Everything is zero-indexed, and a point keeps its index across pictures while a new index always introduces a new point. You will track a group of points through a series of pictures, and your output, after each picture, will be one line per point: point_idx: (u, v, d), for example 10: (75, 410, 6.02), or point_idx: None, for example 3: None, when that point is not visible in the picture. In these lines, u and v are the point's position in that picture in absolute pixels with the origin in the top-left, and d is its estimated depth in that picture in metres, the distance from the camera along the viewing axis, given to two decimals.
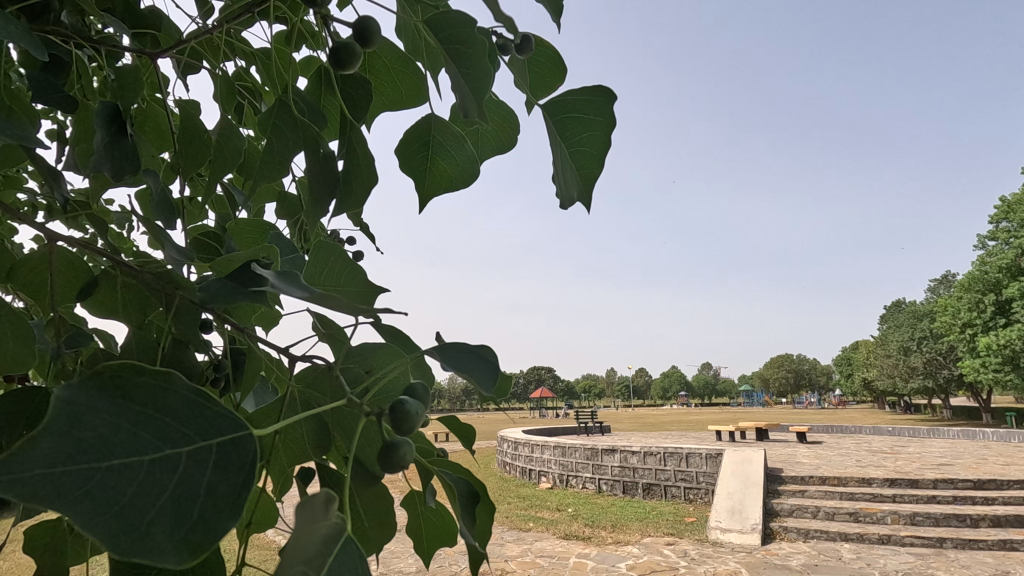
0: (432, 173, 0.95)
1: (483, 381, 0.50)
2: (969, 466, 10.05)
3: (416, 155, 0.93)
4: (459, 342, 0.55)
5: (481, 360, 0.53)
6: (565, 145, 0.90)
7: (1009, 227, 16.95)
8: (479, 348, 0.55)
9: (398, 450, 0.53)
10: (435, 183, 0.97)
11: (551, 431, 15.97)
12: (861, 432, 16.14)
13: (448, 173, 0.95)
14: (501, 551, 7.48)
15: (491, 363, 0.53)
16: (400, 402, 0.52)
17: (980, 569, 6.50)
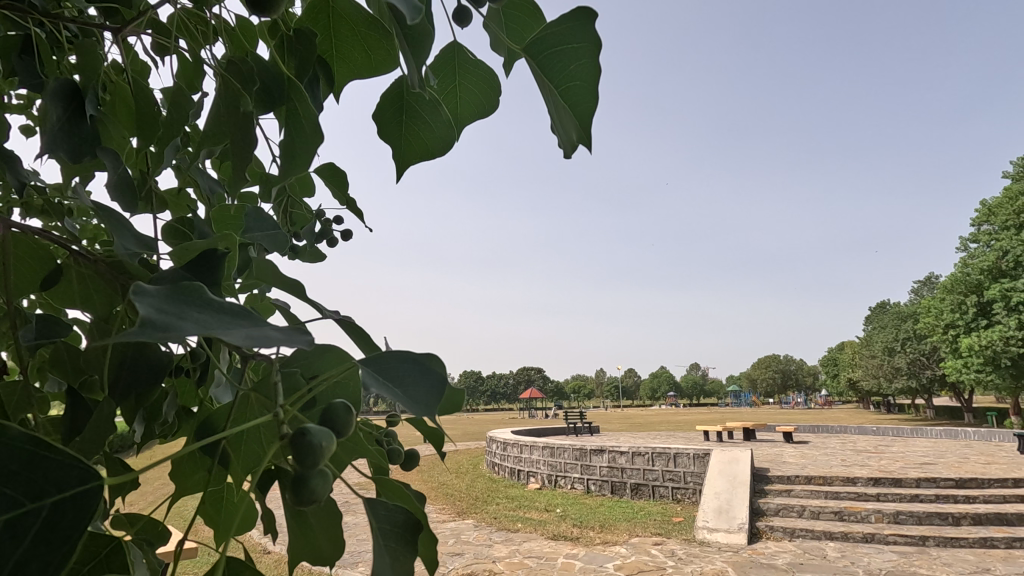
0: (409, 142, 0.90)
1: (411, 404, 0.50)
2: (950, 465, 10.20)
3: (391, 121, 0.88)
4: (403, 352, 0.55)
5: (424, 375, 0.54)
6: (548, 83, 0.73)
7: (991, 230, 17.22)
8: (423, 361, 0.55)
9: (310, 481, 0.54)
10: (413, 152, 0.92)
11: (540, 431, 15.98)
12: (846, 432, 16.31)
13: (426, 143, 0.90)
14: (489, 553, 7.46)
15: (433, 380, 0.54)
16: (307, 432, 0.51)
17: (961, 567, 6.59)
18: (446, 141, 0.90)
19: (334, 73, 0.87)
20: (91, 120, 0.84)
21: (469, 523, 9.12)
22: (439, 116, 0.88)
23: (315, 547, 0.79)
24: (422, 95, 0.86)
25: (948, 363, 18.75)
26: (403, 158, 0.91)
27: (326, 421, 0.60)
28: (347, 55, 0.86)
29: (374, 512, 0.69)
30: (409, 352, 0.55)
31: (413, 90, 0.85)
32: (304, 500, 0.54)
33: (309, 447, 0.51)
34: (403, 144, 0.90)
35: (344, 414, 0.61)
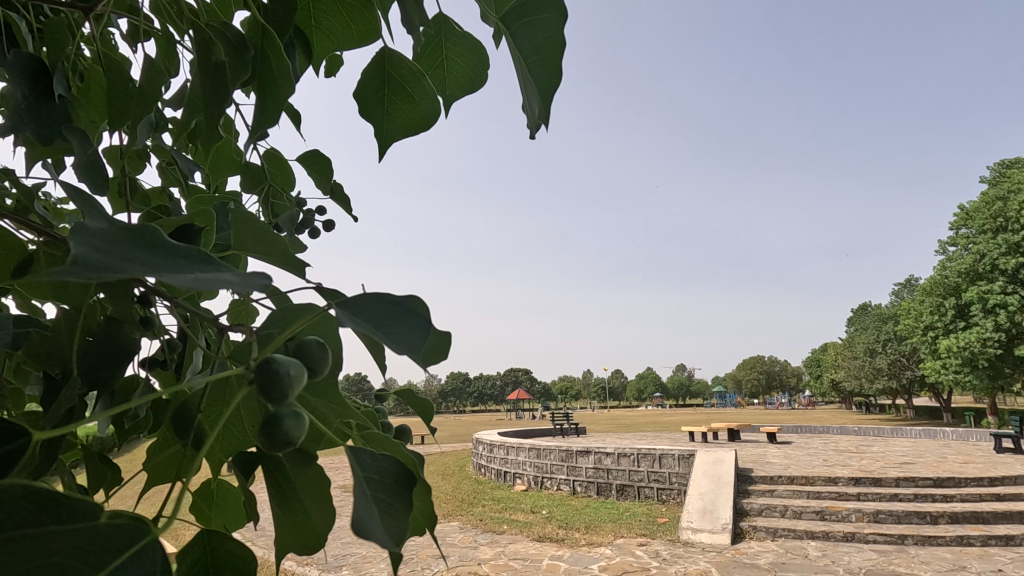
0: (391, 114, 0.90)
1: (398, 339, 0.49)
2: (929, 464, 10.38)
3: (373, 93, 0.88)
4: (382, 293, 0.53)
5: (405, 314, 0.52)
6: (528, 54, 0.78)
7: (968, 233, 17.55)
8: (404, 300, 0.54)
9: (281, 419, 0.53)
10: (395, 126, 0.92)
11: (526, 433, 15.98)
12: (829, 432, 16.52)
13: (408, 116, 0.90)
14: (474, 555, 7.44)
15: (418, 319, 0.53)
16: (273, 359, 0.51)
17: (938, 565, 6.70)
18: (431, 118, 0.90)
19: (317, 41, 0.90)
20: (59, 101, 0.83)
21: (455, 525, 9.10)
22: (424, 91, 0.88)
23: (306, 522, 0.74)
24: (406, 66, 0.86)
25: (928, 364, 19.08)
26: (383, 136, 0.92)
27: (300, 353, 0.60)
28: (330, 22, 0.88)
29: (360, 462, 0.61)
30: (388, 297, 0.53)
31: (397, 61, 0.85)
32: (278, 443, 0.53)
33: (275, 377, 0.50)
34: (385, 121, 0.91)
35: (318, 352, 0.61)
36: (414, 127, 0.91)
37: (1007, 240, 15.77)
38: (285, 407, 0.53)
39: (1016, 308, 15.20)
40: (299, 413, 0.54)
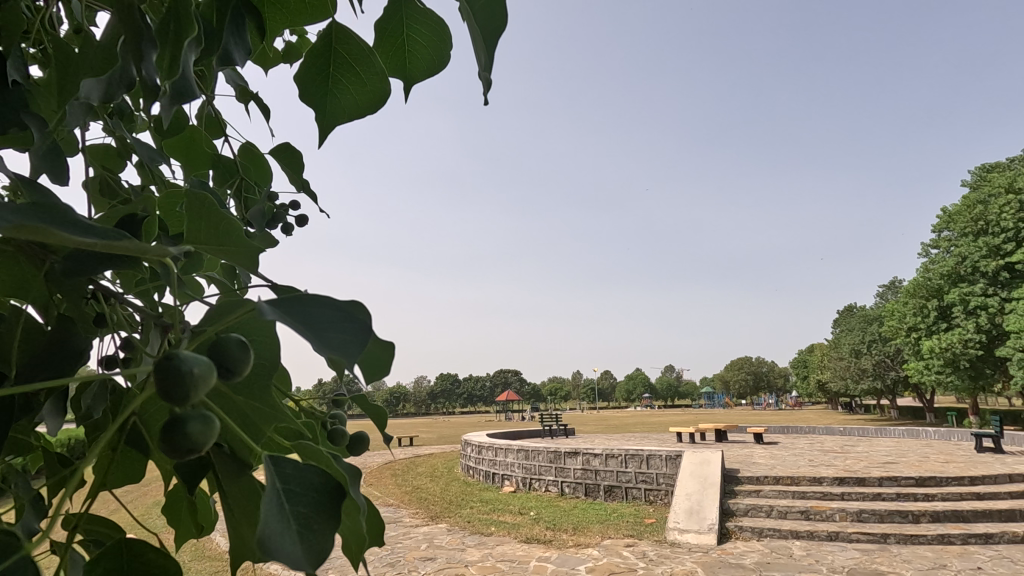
0: (336, 95, 0.91)
1: (347, 349, 0.52)
2: (911, 464, 10.53)
3: (317, 70, 0.88)
4: (328, 299, 0.57)
5: (350, 321, 0.55)
6: (475, 26, 0.79)
7: (951, 236, 17.82)
8: (349, 306, 0.57)
9: (187, 425, 0.53)
10: (340, 104, 0.92)
11: (515, 435, 15.98)
12: (814, 432, 16.68)
13: (352, 94, 0.91)
14: (462, 557, 7.42)
15: (359, 325, 0.55)
16: (180, 362, 0.49)
17: (920, 563, 6.79)
18: (380, 99, 0.91)
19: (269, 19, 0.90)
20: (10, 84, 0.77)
21: (442, 527, 9.07)
22: (372, 69, 0.88)
23: (243, 536, 0.74)
24: (353, 46, 0.86)
25: (911, 365, 19.35)
26: (329, 116, 0.93)
27: (217, 357, 0.58)
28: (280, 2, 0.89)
29: (278, 472, 0.57)
30: (333, 299, 0.56)
31: (345, 36, 0.85)
32: (184, 450, 0.53)
33: (177, 373, 0.49)
34: (330, 102, 0.92)
35: (237, 352, 0.59)
36: (363, 106, 0.92)
37: (988, 243, 16.03)
38: (194, 413, 0.54)
39: (996, 310, 15.46)
40: (215, 421, 0.55)
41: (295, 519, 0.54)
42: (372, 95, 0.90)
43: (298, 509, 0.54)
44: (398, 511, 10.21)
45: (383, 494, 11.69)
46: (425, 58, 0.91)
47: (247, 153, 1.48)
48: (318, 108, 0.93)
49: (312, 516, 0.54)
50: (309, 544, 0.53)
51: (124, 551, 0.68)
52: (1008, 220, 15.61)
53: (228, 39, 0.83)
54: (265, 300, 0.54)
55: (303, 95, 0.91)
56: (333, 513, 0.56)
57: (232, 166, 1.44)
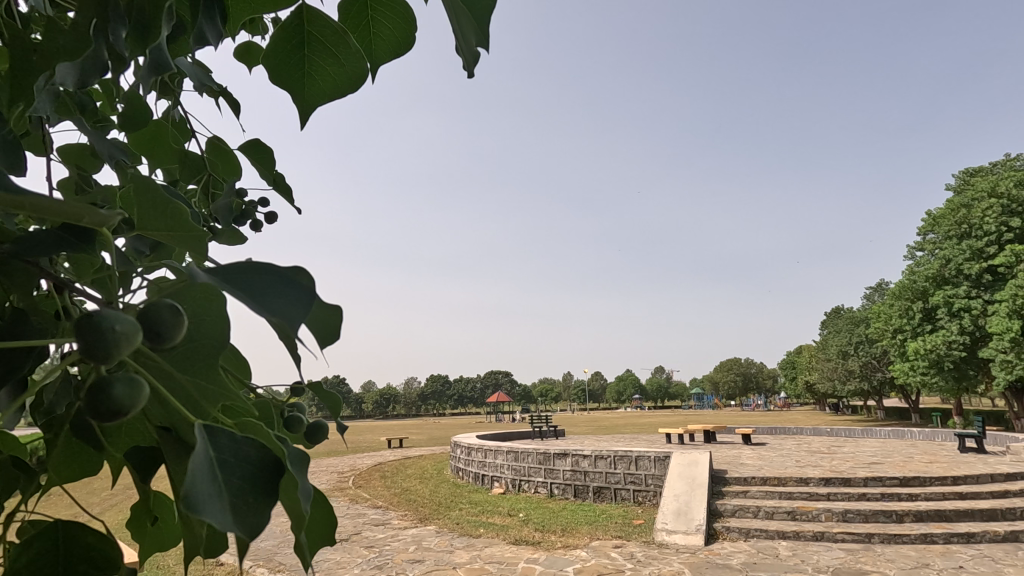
0: (312, 78, 0.91)
1: (289, 311, 0.54)
2: (895, 464, 10.66)
3: (291, 55, 0.88)
4: (269, 268, 0.59)
5: (290, 286, 0.57)
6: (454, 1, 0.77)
7: (935, 239, 18.05)
8: (290, 273, 0.59)
9: (115, 389, 0.54)
10: (318, 88, 0.93)
11: (505, 436, 15.98)
12: (802, 433, 16.82)
13: (330, 76, 0.91)
14: (450, 559, 7.41)
15: (298, 290, 0.58)
16: (105, 323, 0.52)
17: (903, 563, 6.87)
18: (355, 80, 0.92)
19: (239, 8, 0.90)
20: None
21: (431, 529, 9.04)
22: (345, 50, 0.88)
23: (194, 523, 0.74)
24: (326, 28, 0.86)
25: (897, 367, 19.57)
26: (307, 101, 0.94)
27: (146, 322, 0.58)
28: None
29: (212, 442, 0.57)
30: (271, 268, 0.59)
31: (318, 19, 0.85)
32: (110, 412, 0.54)
33: (97, 331, 0.51)
34: (305, 86, 0.92)
35: (170, 318, 0.59)
36: (339, 90, 0.93)
37: (971, 246, 16.25)
38: (124, 379, 0.55)
39: (979, 312, 15.68)
40: (144, 385, 0.56)
41: (227, 490, 0.53)
42: (347, 75, 0.91)
43: (231, 482, 0.54)
44: (387, 513, 10.17)
45: (372, 496, 11.63)
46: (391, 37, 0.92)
47: (218, 150, 1.49)
48: (296, 93, 0.94)
49: (244, 490, 0.54)
50: (240, 516, 0.53)
51: (59, 535, 0.72)
52: (991, 223, 15.83)
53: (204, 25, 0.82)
54: (204, 269, 0.58)
55: (277, 79, 0.92)
56: (269, 489, 0.56)
57: (200, 162, 1.47)
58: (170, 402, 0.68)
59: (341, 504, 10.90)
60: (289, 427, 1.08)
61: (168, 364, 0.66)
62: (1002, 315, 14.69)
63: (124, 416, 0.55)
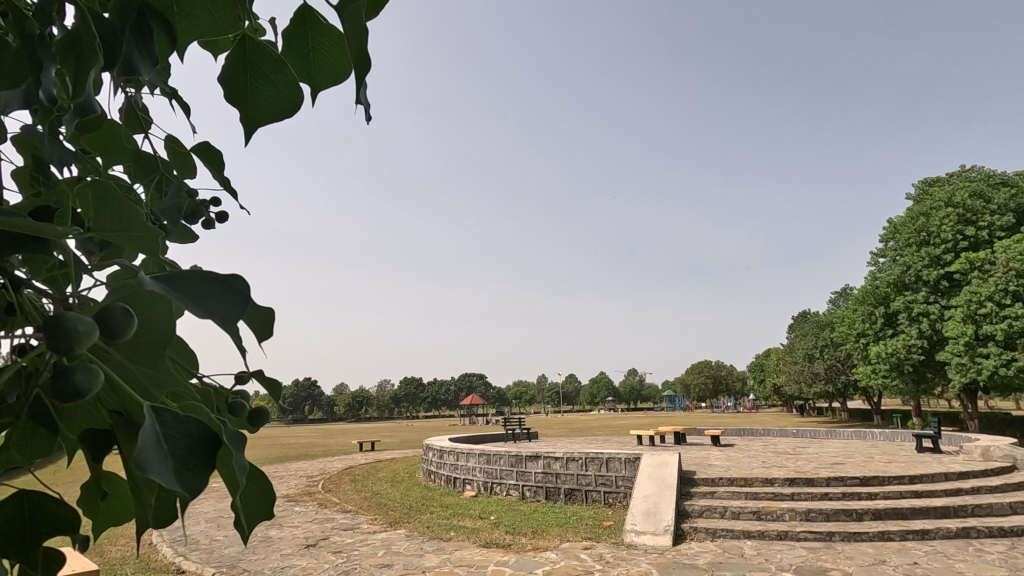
0: (253, 104, 0.92)
1: (226, 314, 0.57)
2: (857, 464, 10.98)
3: (235, 78, 0.89)
4: (212, 274, 0.60)
5: (230, 289, 0.59)
6: None
7: (896, 246, 18.66)
8: (228, 277, 0.60)
9: (73, 377, 0.60)
10: (258, 113, 0.93)
11: (478, 439, 15.94)
12: (769, 434, 17.21)
13: (269, 101, 0.92)
14: (419, 562, 7.36)
15: (238, 294, 0.59)
16: (67, 323, 0.59)
17: (861, 559, 7.09)
18: (291, 104, 0.93)
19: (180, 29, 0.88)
20: None
21: (401, 533, 8.96)
22: (283, 76, 0.90)
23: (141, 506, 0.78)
24: (266, 56, 0.88)
25: (860, 370, 20.16)
26: (251, 120, 0.93)
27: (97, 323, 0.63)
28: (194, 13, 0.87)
29: (159, 421, 0.57)
30: (214, 273, 0.60)
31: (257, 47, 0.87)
32: (69, 396, 0.60)
33: (64, 332, 0.59)
34: (249, 104, 0.92)
35: (124, 318, 0.63)
36: (277, 113, 0.94)
37: (930, 253, 16.85)
38: (83, 367, 0.61)
39: (937, 317, 16.27)
40: (96, 374, 0.61)
41: (172, 460, 0.54)
42: (283, 99, 0.92)
43: (177, 452, 0.54)
44: (357, 517, 10.04)
45: (341, 500, 11.48)
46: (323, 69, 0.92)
47: (174, 149, 1.49)
48: (242, 111, 0.93)
49: (190, 453, 0.54)
50: (183, 479, 0.53)
51: (23, 508, 0.81)
52: (948, 232, 16.46)
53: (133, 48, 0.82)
54: (150, 276, 0.59)
55: (227, 97, 0.90)
56: (210, 458, 0.55)
57: (152, 163, 1.42)
58: (115, 390, 0.68)
59: (309, 508, 10.72)
60: (232, 413, 1.11)
61: (123, 354, 0.67)
62: (957, 320, 15.26)
63: (83, 398, 0.61)
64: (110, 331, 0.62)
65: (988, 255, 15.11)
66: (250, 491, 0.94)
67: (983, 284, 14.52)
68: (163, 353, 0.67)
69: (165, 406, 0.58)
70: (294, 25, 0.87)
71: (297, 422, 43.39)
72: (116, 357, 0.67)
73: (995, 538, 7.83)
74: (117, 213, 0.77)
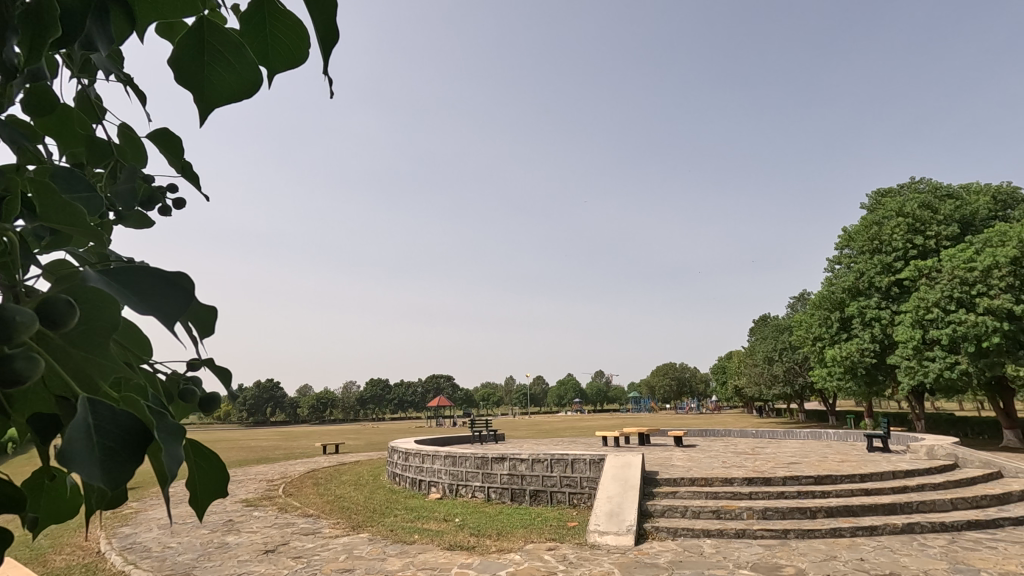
0: (213, 88, 0.88)
1: (169, 308, 0.57)
2: (812, 464, 11.37)
3: (192, 63, 0.86)
4: (160, 271, 0.61)
5: (176, 288, 0.59)
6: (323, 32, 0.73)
7: (851, 254, 19.42)
8: (175, 277, 0.61)
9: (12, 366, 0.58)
10: (218, 94, 0.90)
11: (444, 441, 15.84)
12: (730, 435, 17.65)
13: (231, 85, 0.89)
14: (381, 566, 7.27)
15: (185, 291, 0.59)
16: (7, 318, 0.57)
17: (814, 556, 7.33)
18: (251, 86, 0.91)
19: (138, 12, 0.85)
20: None
21: (363, 537, 8.82)
22: (241, 58, 0.87)
23: None
24: (225, 38, 0.85)
25: (816, 373, 20.86)
26: (208, 100, 0.90)
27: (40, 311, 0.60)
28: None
29: (93, 412, 0.55)
30: (162, 271, 0.62)
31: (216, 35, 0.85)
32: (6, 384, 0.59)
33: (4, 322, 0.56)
34: (207, 85, 0.88)
35: (64, 308, 0.61)
36: (237, 94, 0.91)
37: (882, 261, 17.57)
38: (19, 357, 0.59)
39: (887, 321, 16.97)
40: (34, 367, 0.60)
41: (100, 450, 0.52)
42: (243, 81, 0.89)
43: (104, 443, 0.52)
44: (318, 521, 9.86)
45: (302, 504, 11.25)
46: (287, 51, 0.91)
47: (126, 136, 1.43)
48: (199, 93, 0.90)
49: (117, 450, 0.53)
50: (110, 469, 0.52)
51: None
52: (898, 240, 17.20)
53: (93, 27, 0.78)
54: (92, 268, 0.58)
55: (182, 79, 0.87)
56: (140, 449, 0.54)
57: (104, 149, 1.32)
58: (55, 377, 0.67)
59: (269, 513, 10.47)
60: (183, 399, 1.06)
61: (62, 342, 0.65)
62: (906, 325, 15.95)
63: (23, 385, 0.60)
64: (50, 321, 0.60)
65: (934, 263, 15.85)
66: (204, 476, 0.93)
67: (930, 290, 15.23)
68: (105, 342, 0.64)
69: (100, 397, 0.57)
70: (252, 9, 0.85)
71: (258, 424, 42.28)
72: (54, 344, 0.64)
73: (937, 532, 8.22)
74: (65, 206, 0.79)
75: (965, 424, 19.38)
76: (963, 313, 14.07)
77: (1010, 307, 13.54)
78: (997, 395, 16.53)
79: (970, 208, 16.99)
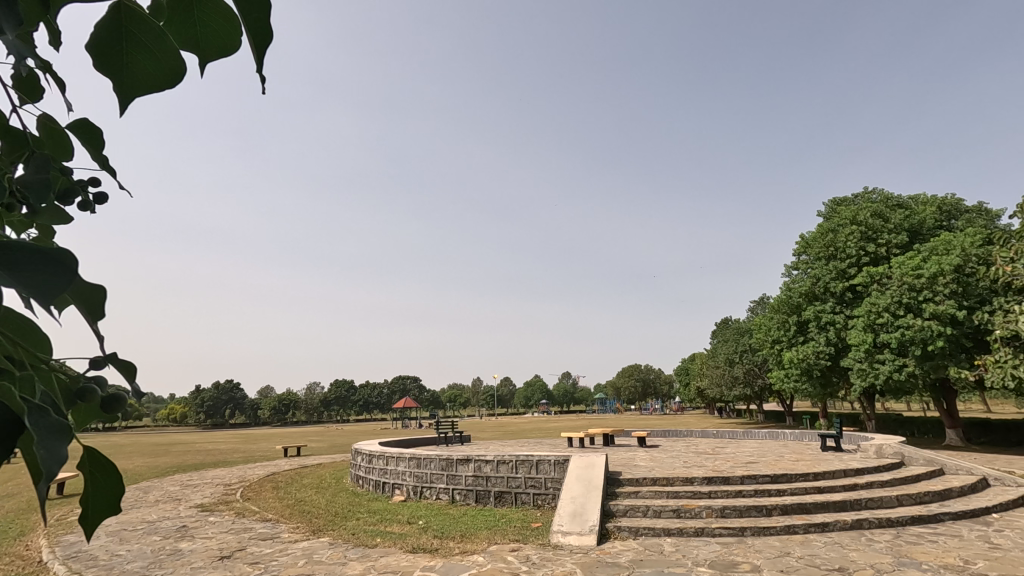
0: (133, 76, 0.85)
1: (37, 288, 0.53)
2: (769, 463, 11.72)
3: (109, 50, 0.83)
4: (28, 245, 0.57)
5: (55, 265, 0.57)
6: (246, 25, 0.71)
7: (808, 260, 20.09)
8: (52, 254, 0.58)
9: None
10: (139, 82, 0.86)
11: (408, 443, 15.68)
12: (692, 436, 18.03)
13: (150, 77, 0.86)
14: (342, 571, 7.15)
15: (61, 270, 0.56)
16: None
17: (768, 552, 7.55)
18: (174, 77, 0.88)
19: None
20: None
21: (324, 541, 8.66)
22: (162, 47, 0.84)
23: None
24: (145, 26, 0.82)
25: (775, 375, 21.49)
26: (127, 88, 0.87)
27: None
28: None
29: None
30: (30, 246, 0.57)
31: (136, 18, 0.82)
32: None
33: None
34: (127, 74, 0.85)
35: None
36: (158, 84, 0.87)
37: (836, 267, 18.24)
38: None
39: (841, 325, 17.63)
40: None
41: None
42: (164, 70, 0.86)
43: None
44: (278, 526, 9.63)
45: (261, 508, 10.97)
46: (214, 45, 0.88)
47: (48, 130, 1.38)
48: (116, 80, 0.86)
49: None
50: None
51: None
52: (853, 247, 17.89)
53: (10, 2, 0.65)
54: None
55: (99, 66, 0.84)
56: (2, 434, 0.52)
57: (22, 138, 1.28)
58: None
59: (225, 518, 10.17)
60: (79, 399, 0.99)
61: None
62: (859, 329, 16.59)
63: None
64: None
65: (885, 270, 16.53)
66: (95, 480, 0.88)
67: (881, 296, 15.88)
68: None
69: None
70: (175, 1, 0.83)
71: (216, 426, 40.99)
72: None
73: (884, 527, 8.58)
74: None
75: (912, 424, 20.28)
76: (911, 318, 14.72)
77: (953, 312, 14.24)
78: (942, 396, 17.37)
79: (918, 217, 17.80)
